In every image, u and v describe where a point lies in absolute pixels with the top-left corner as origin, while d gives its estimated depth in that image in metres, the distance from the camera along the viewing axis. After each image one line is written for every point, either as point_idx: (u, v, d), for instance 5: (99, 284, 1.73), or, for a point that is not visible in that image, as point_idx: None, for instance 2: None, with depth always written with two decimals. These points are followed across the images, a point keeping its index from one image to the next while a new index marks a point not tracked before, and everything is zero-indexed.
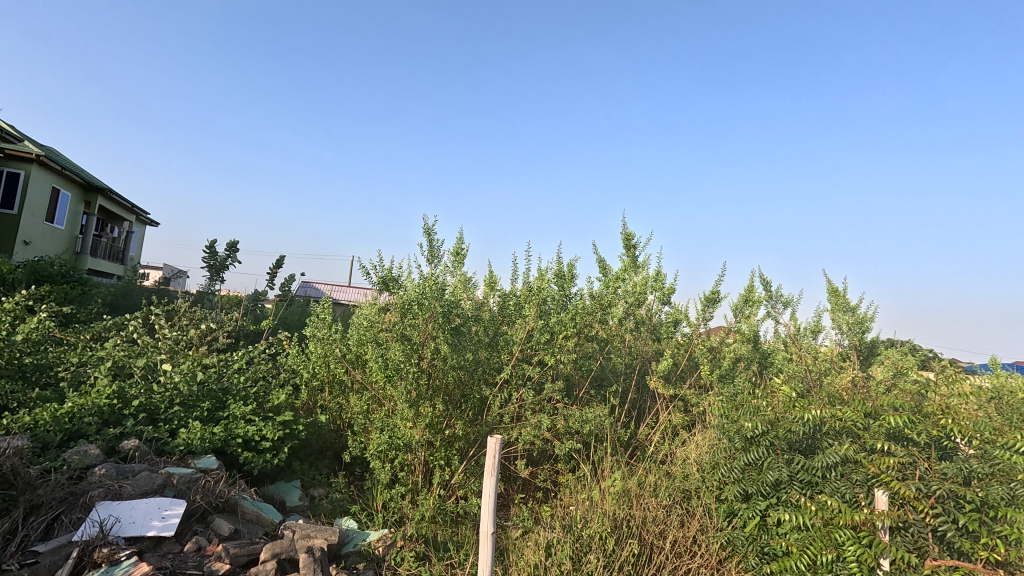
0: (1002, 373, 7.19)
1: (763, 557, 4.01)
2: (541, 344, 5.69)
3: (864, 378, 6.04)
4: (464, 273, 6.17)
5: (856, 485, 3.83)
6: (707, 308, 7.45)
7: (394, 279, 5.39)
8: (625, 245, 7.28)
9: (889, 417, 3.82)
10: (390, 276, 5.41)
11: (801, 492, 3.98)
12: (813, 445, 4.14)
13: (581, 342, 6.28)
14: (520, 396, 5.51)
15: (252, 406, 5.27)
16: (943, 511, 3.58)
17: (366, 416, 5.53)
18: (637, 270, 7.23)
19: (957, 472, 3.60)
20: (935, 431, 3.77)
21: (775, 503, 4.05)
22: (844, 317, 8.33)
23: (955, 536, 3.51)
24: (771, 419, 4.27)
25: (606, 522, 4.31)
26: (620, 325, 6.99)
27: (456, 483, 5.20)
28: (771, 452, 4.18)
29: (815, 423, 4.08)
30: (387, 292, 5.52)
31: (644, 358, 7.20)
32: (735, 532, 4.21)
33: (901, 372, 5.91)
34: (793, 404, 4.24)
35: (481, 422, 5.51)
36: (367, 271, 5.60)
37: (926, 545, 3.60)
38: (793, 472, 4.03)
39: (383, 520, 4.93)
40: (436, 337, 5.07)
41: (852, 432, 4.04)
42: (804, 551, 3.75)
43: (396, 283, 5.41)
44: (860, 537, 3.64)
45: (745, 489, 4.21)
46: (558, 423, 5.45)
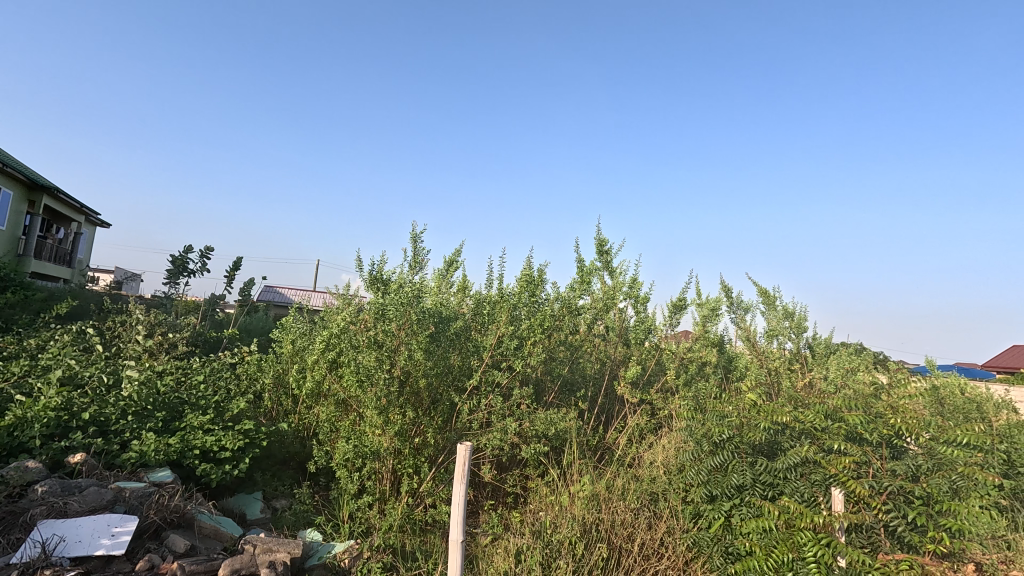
0: (940, 374, 7.65)
1: (727, 557, 4.08)
2: (510, 350, 5.75)
3: (820, 381, 6.31)
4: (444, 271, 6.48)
5: (815, 485, 3.98)
6: (673, 314, 7.57)
7: (382, 279, 5.26)
8: (598, 250, 7.40)
9: (845, 417, 3.99)
10: (378, 274, 5.27)
11: (763, 495, 4.09)
12: (773, 446, 4.31)
13: (550, 346, 6.40)
14: (489, 402, 5.50)
15: (210, 415, 5.04)
16: (894, 507, 3.78)
17: (332, 424, 5.40)
18: (613, 274, 7.41)
19: (906, 470, 3.83)
20: (887, 430, 3.97)
21: (739, 504, 4.14)
22: (787, 322, 8.66)
23: (904, 530, 3.71)
24: (737, 424, 4.40)
25: (575, 527, 4.30)
26: (590, 331, 7.12)
27: (424, 492, 5.08)
28: (736, 456, 4.30)
29: (776, 427, 4.27)
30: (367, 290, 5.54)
31: (613, 364, 7.25)
32: (701, 533, 4.28)
33: (854, 377, 6.21)
34: (758, 408, 4.37)
35: (449, 428, 5.44)
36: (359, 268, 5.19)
37: (878, 540, 3.79)
38: (756, 475, 4.15)
39: (349, 532, 4.83)
40: (409, 344, 5.02)
41: (810, 433, 4.21)
42: (769, 552, 3.81)
43: (382, 283, 5.27)
44: (820, 538, 3.73)
45: (711, 491, 4.28)
46: (526, 427, 5.45)
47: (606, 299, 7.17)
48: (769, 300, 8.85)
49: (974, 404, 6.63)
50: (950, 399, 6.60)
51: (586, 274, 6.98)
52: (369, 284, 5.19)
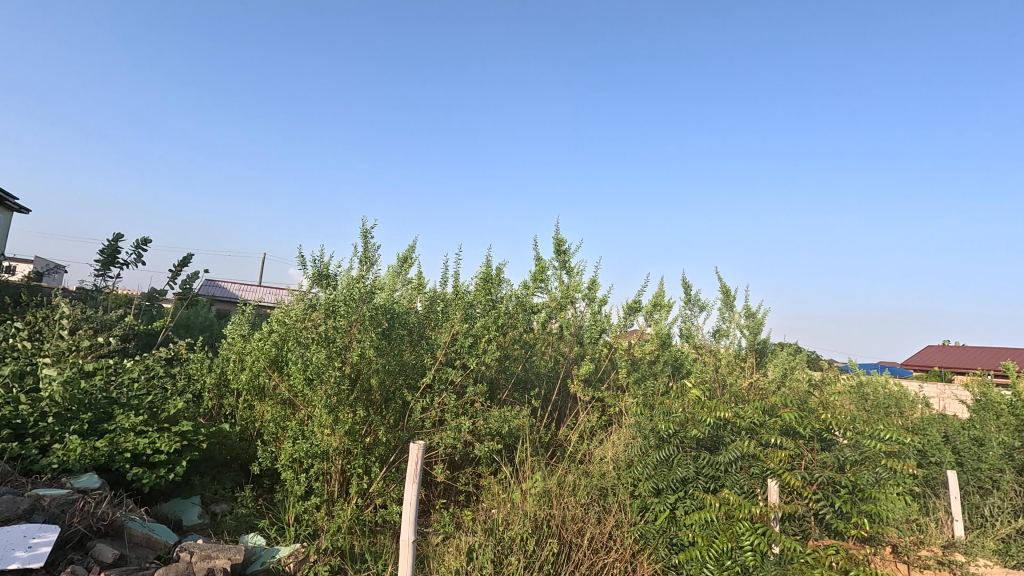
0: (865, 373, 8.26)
1: (671, 548, 4.25)
2: (465, 348, 5.72)
3: (760, 378, 6.65)
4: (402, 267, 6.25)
5: (753, 477, 4.21)
6: (627, 316, 7.75)
7: (328, 276, 5.07)
8: (555, 250, 7.48)
9: (781, 413, 4.23)
10: (326, 270, 5.08)
11: (706, 487, 4.29)
12: (716, 441, 4.51)
13: (505, 344, 6.44)
14: (443, 400, 5.46)
15: (143, 416, 4.71)
16: (823, 496, 4.05)
17: (278, 424, 5.21)
18: (570, 275, 7.52)
19: (834, 461, 4.11)
20: (818, 424, 4.24)
21: (683, 497, 4.32)
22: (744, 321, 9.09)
23: (832, 517, 3.99)
24: (681, 420, 4.56)
25: (527, 524, 4.35)
26: (544, 329, 7.23)
27: (375, 492, 5.00)
28: (681, 450, 4.48)
29: (718, 422, 4.47)
30: (319, 288, 5.15)
31: (567, 363, 7.33)
32: (647, 526, 4.43)
33: (791, 375, 6.59)
34: (702, 404, 4.56)
35: (402, 427, 5.36)
36: (302, 266, 4.95)
37: (808, 528, 4.06)
38: (699, 468, 4.35)
39: (294, 535, 4.68)
40: (361, 341, 4.91)
41: (750, 428, 4.43)
42: (711, 542, 4.00)
43: (330, 279, 5.11)
44: (757, 527, 3.95)
45: (656, 484, 4.45)
46: (479, 425, 5.49)
47: (561, 299, 7.30)
48: (729, 300, 9.25)
49: (891, 399, 7.24)
50: (873, 395, 7.15)
51: (542, 274, 7.06)
52: (315, 281, 5.04)
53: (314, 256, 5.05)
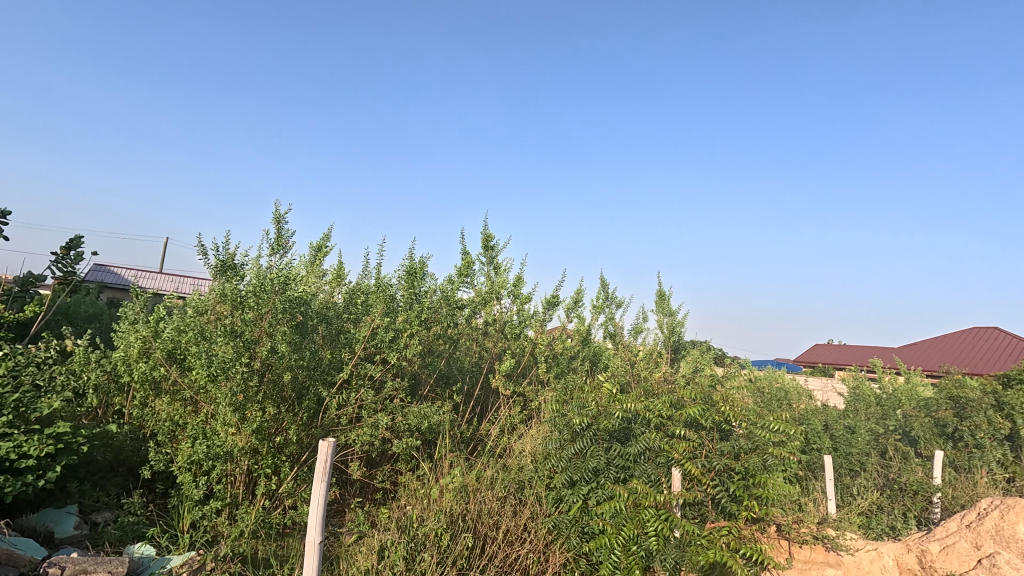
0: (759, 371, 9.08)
1: (582, 536, 4.46)
2: (384, 343, 5.60)
3: (670, 374, 7.07)
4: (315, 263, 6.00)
5: (659, 467, 4.47)
6: (546, 310, 7.91)
7: (233, 266, 4.73)
8: (483, 246, 7.48)
9: (685, 407, 4.53)
10: (230, 259, 4.71)
11: (616, 477, 4.53)
12: (627, 432, 4.73)
13: (428, 339, 6.37)
14: (360, 396, 5.30)
15: (7, 417, 4.15)
16: (720, 481, 4.43)
17: (175, 423, 4.81)
18: (496, 272, 7.56)
19: (730, 449, 4.47)
20: (718, 416, 4.56)
21: (595, 487, 4.55)
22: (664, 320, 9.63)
23: (726, 501, 4.36)
24: (594, 413, 4.76)
25: (441, 519, 4.33)
26: (471, 325, 7.22)
27: (283, 493, 4.79)
28: (594, 442, 4.69)
29: (629, 415, 4.70)
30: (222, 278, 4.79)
31: (490, 358, 7.37)
32: (560, 516, 4.59)
33: (698, 371, 7.05)
34: (615, 398, 4.76)
35: (316, 424, 5.14)
36: (204, 255, 4.50)
37: (706, 512, 4.43)
38: (610, 458, 4.59)
39: (190, 543, 4.34)
40: (271, 335, 4.68)
41: (658, 421, 4.66)
42: (619, 529, 4.21)
43: (236, 270, 4.77)
44: (660, 513, 4.22)
45: (570, 476, 4.66)
46: (398, 421, 5.40)
47: (485, 294, 7.28)
48: (663, 306, 9.75)
49: (780, 393, 8.00)
50: (766, 388, 7.87)
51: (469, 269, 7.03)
52: (218, 272, 4.68)
53: (217, 245, 4.62)
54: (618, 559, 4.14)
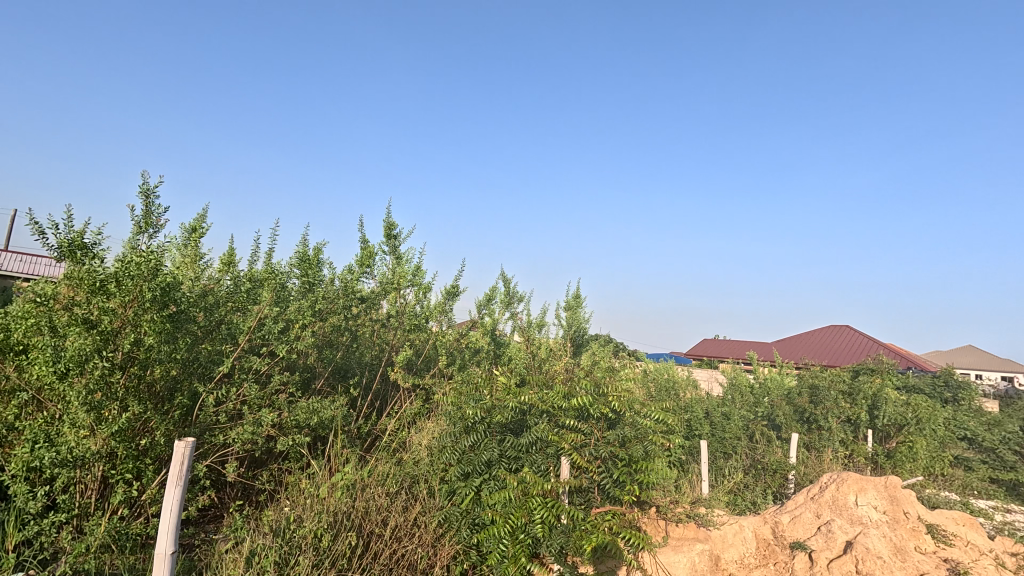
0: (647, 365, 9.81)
1: (473, 528, 4.52)
2: (273, 334, 5.24)
3: (569, 366, 7.32)
4: (194, 242, 5.29)
5: (548, 457, 4.62)
6: (447, 300, 7.85)
7: (85, 246, 4.12)
8: (385, 235, 7.24)
9: (576, 398, 4.66)
10: (83, 239, 4.10)
11: (508, 467, 4.65)
12: (520, 423, 4.86)
13: (323, 330, 6.06)
14: (242, 392, 4.91)
15: None
16: (605, 468, 4.64)
17: (9, 425, 4.15)
18: (397, 262, 7.33)
19: (616, 438, 4.68)
20: (605, 407, 4.74)
21: (488, 479, 4.63)
22: (565, 315, 9.98)
23: (610, 486, 4.58)
24: (488, 406, 4.81)
25: (322, 520, 4.11)
26: (376, 318, 7.00)
27: (146, 501, 4.34)
28: (487, 435, 4.75)
29: (521, 407, 4.81)
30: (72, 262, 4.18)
31: (391, 350, 7.15)
32: (452, 509, 4.60)
33: (595, 364, 7.35)
34: (511, 391, 4.81)
35: (190, 423, 4.69)
36: (40, 233, 3.89)
37: (592, 498, 4.63)
38: (504, 450, 4.69)
39: (20, 562, 3.76)
40: (138, 324, 4.10)
41: (549, 412, 4.80)
42: (506, 518, 4.30)
43: (91, 251, 4.15)
44: (547, 501, 4.34)
45: (464, 469, 4.68)
46: (285, 417, 5.08)
47: (388, 283, 7.09)
48: (574, 308, 10.01)
49: (667, 391, 8.64)
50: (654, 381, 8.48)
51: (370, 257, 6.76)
52: (66, 253, 4.06)
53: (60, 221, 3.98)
54: (505, 548, 4.22)
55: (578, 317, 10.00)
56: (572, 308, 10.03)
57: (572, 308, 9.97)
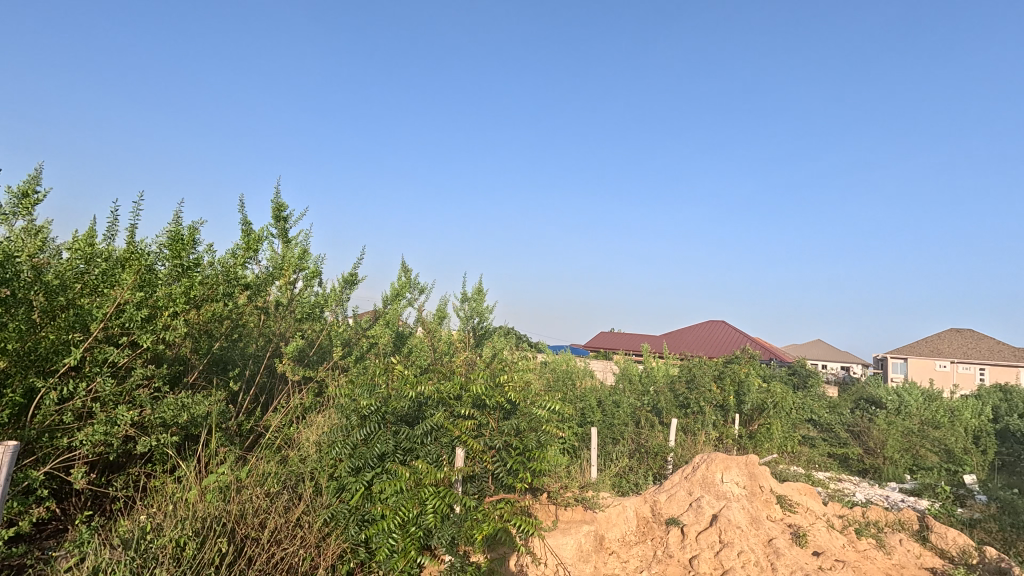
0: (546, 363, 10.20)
1: (361, 524, 4.36)
2: (137, 324, 4.59)
3: (469, 358, 7.31)
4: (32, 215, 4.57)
5: (442, 446, 4.58)
6: (344, 289, 7.46)
7: None
8: (274, 216, 6.72)
9: (472, 387, 4.63)
10: None
11: (401, 459, 4.52)
12: (415, 414, 4.79)
13: (198, 319, 5.31)
14: (93, 388, 4.28)
15: None
16: (499, 457, 4.71)
17: None
18: (287, 246, 6.85)
19: (511, 428, 4.75)
20: (501, 396, 4.75)
21: (380, 472, 4.48)
22: (467, 308, 9.98)
23: (503, 474, 4.67)
24: (383, 396, 4.66)
25: (188, 526, 3.74)
26: (262, 308, 6.25)
27: None
28: (381, 426, 4.60)
29: (417, 400, 4.75)
30: None
31: (278, 340, 6.65)
32: (339, 506, 4.42)
33: (496, 355, 7.40)
34: (406, 380, 4.66)
35: (25, 425, 4.01)
36: None
37: (485, 487, 4.70)
38: (398, 442, 4.56)
39: None
40: None
41: (445, 401, 4.75)
42: (397, 511, 4.21)
43: None
44: (439, 491, 4.30)
45: (355, 463, 4.51)
46: (148, 414, 4.55)
47: (279, 267, 6.36)
48: (476, 302, 10.04)
49: (574, 391, 8.85)
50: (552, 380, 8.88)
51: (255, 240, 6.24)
52: None
53: None
54: (395, 543, 4.18)
55: (479, 309, 10.04)
56: (472, 301, 10.06)
57: (473, 302, 9.99)
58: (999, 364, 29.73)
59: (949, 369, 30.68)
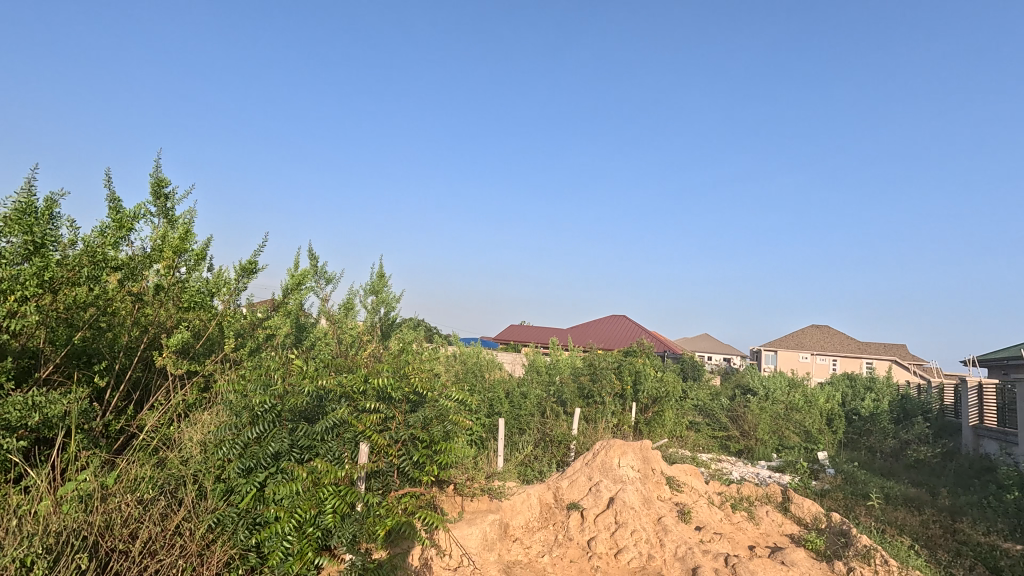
0: (450, 358, 10.12)
1: (251, 529, 4.09)
2: None
3: (376, 351, 7.07)
4: None
5: (345, 443, 4.44)
6: (240, 277, 6.85)
7: None
8: (153, 191, 6.00)
9: (377, 381, 4.55)
10: None
11: (298, 458, 4.29)
12: (316, 410, 4.54)
13: (56, 305, 4.62)
14: None
15: None
16: (405, 450, 4.64)
17: None
18: (170, 226, 6.17)
19: (418, 421, 4.71)
20: (407, 388, 4.73)
21: (274, 473, 4.22)
22: (372, 299, 9.63)
23: (409, 468, 4.58)
24: (279, 392, 4.36)
25: (39, 544, 3.27)
26: (138, 293, 5.48)
27: None
28: (276, 424, 4.30)
29: (318, 393, 4.48)
30: None
31: (156, 329, 5.81)
32: (227, 510, 4.07)
33: (404, 347, 7.24)
34: (305, 376, 4.45)
35: None
36: None
37: (390, 482, 4.57)
38: (295, 440, 4.31)
39: None
40: None
41: (349, 396, 4.62)
42: (292, 513, 4.00)
43: None
44: (339, 490, 4.15)
45: (246, 464, 4.18)
46: None
47: (161, 246, 5.57)
48: (379, 291, 9.72)
49: (475, 380, 8.98)
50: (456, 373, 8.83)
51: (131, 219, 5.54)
52: None
53: None
54: (290, 545, 3.96)
55: (384, 299, 9.73)
56: (377, 291, 9.72)
57: (377, 291, 9.67)
58: (847, 356, 34.58)
59: (808, 360, 35.14)
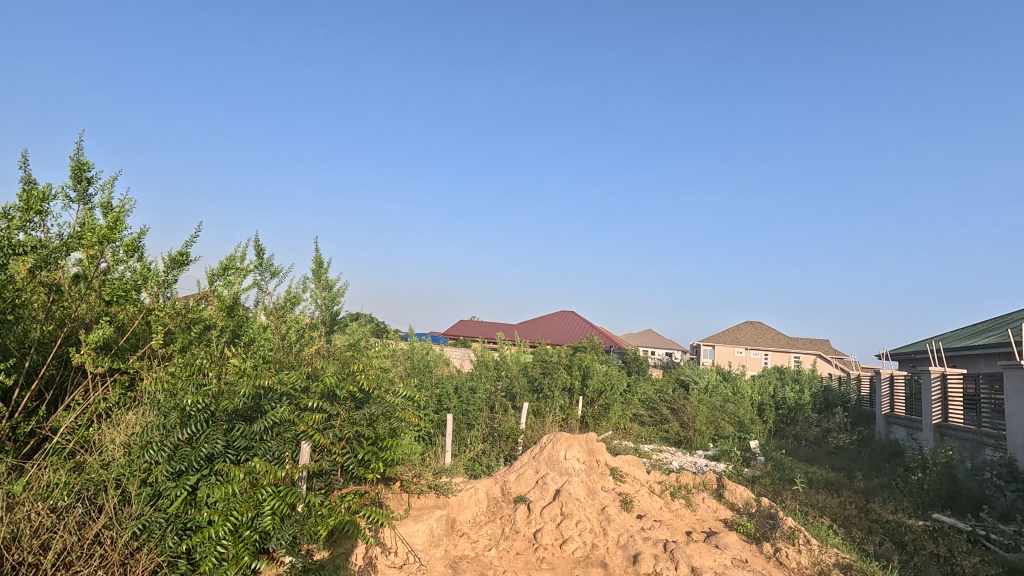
0: (400, 350, 9.93)
1: (182, 535, 3.83)
2: None
3: (321, 346, 6.83)
4: None
5: (285, 442, 4.30)
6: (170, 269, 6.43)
7: None
8: (73, 174, 5.50)
9: (321, 379, 4.45)
10: None
11: (233, 460, 4.11)
12: (254, 409, 4.29)
13: None
14: None
15: None
16: (350, 448, 4.55)
17: None
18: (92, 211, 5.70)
19: (364, 418, 4.64)
20: (353, 386, 4.59)
21: (206, 476, 3.99)
22: (316, 292, 9.29)
23: (352, 466, 4.51)
24: (213, 393, 4.13)
25: None
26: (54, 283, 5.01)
27: None
28: (210, 424, 4.09)
29: (257, 392, 4.22)
30: None
31: (74, 325, 5.31)
32: (154, 516, 3.82)
33: (351, 343, 7.05)
34: (243, 374, 4.24)
35: None
36: None
37: (333, 480, 4.48)
38: (229, 441, 4.12)
39: None
40: None
41: (289, 394, 4.47)
42: (227, 517, 3.80)
43: None
44: (279, 491, 4.02)
45: (175, 467, 3.93)
46: None
47: (84, 234, 5.15)
48: (321, 282, 9.39)
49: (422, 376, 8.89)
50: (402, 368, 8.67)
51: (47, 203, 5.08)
52: None
53: None
54: (224, 549, 3.77)
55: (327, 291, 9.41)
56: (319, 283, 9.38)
57: (319, 282, 9.35)
58: (778, 351, 36.77)
59: (745, 355, 37.04)
